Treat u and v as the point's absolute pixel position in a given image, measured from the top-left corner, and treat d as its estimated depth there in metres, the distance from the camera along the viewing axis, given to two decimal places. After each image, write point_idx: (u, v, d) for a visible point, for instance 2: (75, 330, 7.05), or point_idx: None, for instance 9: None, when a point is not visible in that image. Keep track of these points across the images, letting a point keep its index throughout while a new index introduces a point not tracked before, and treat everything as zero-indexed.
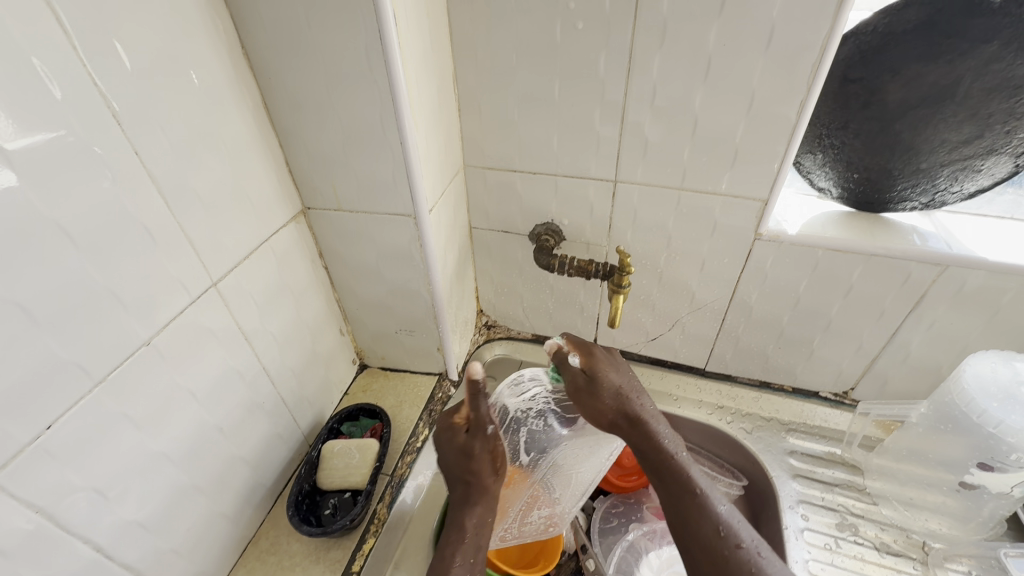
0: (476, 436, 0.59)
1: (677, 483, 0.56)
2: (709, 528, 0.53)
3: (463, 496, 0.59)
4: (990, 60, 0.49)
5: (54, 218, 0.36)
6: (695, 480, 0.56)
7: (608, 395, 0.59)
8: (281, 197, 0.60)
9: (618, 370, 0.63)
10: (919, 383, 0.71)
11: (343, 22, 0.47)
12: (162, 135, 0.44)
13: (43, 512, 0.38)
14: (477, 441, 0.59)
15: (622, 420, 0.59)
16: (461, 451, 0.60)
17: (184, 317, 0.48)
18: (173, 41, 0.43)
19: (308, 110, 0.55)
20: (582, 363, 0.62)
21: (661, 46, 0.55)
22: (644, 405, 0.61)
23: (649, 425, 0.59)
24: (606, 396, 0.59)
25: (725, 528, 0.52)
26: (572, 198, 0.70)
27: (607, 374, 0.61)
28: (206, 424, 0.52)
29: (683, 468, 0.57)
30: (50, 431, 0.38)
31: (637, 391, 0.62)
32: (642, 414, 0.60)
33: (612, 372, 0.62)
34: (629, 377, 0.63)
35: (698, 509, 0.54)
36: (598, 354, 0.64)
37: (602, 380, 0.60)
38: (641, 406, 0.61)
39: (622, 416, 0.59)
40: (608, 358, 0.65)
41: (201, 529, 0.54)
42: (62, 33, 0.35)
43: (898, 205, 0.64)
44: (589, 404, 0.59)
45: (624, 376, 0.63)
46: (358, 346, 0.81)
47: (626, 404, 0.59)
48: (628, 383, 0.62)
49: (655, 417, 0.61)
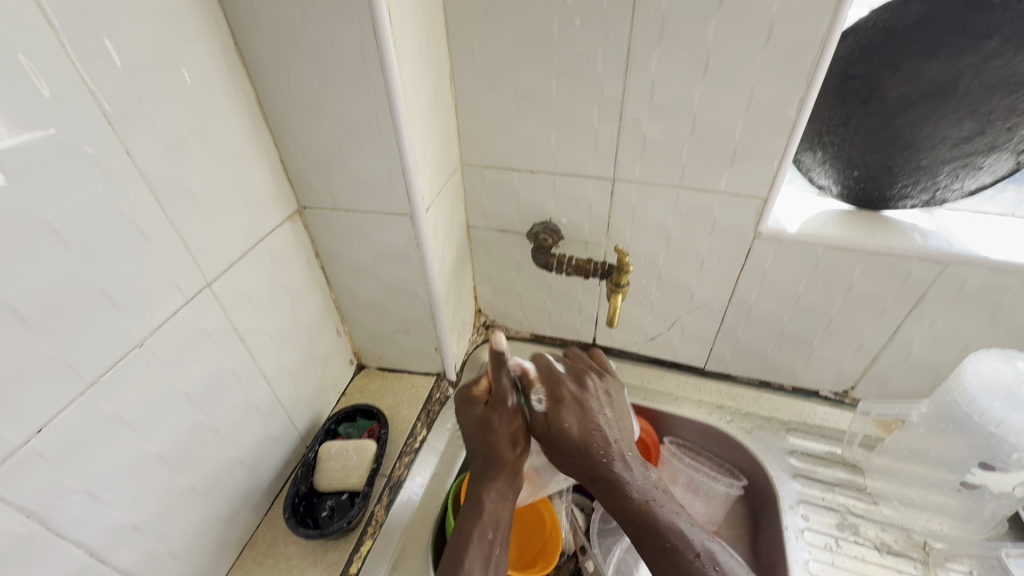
0: (497, 409, 0.60)
1: (649, 530, 0.50)
2: (692, 571, 0.47)
3: (481, 470, 0.58)
4: (990, 56, 0.49)
5: (45, 218, 0.36)
6: (668, 521, 0.51)
7: (568, 433, 0.57)
8: (276, 196, 0.59)
9: (588, 405, 0.59)
10: (919, 382, 0.71)
11: (338, 19, 0.47)
12: (154, 134, 0.43)
13: (35, 516, 0.38)
14: (497, 415, 0.60)
15: (586, 459, 0.55)
16: (481, 423, 0.60)
17: (178, 318, 0.48)
18: (166, 39, 0.43)
19: (303, 107, 0.54)
20: (546, 398, 0.59)
21: (660, 43, 0.54)
22: (609, 440, 0.57)
23: (611, 465, 0.55)
24: (569, 431, 0.57)
25: (712, 563, 0.48)
26: (570, 197, 0.69)
27: (592, 405, 0.59)
28: (201, 426, 0.52)
29: (654, 510, 0.51)
30: (42, 433, 0.38)
31: (601, 425, 0.58)
32: (609, 455, 0.55)
33: (575, 413, 0.58)
34: (614, 424, 0.59)
35: (677, 556, 0.48)
36: (568, 385, 0.61)
37: (553, 414, 0.58)
38: (614, 446, 0.56)
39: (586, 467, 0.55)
40: (578, 393, 0.60)
41: (197, 532, 0.54)
42: (52, 30, 0.35)
43: (899, 202, 0.64)
44: (559, 448, 0.57)
45: (593, 407, 0.59)
46: (356, 346, 0.80)
47: (590, 442, 0.56)
48: (602, 424, 0.58)
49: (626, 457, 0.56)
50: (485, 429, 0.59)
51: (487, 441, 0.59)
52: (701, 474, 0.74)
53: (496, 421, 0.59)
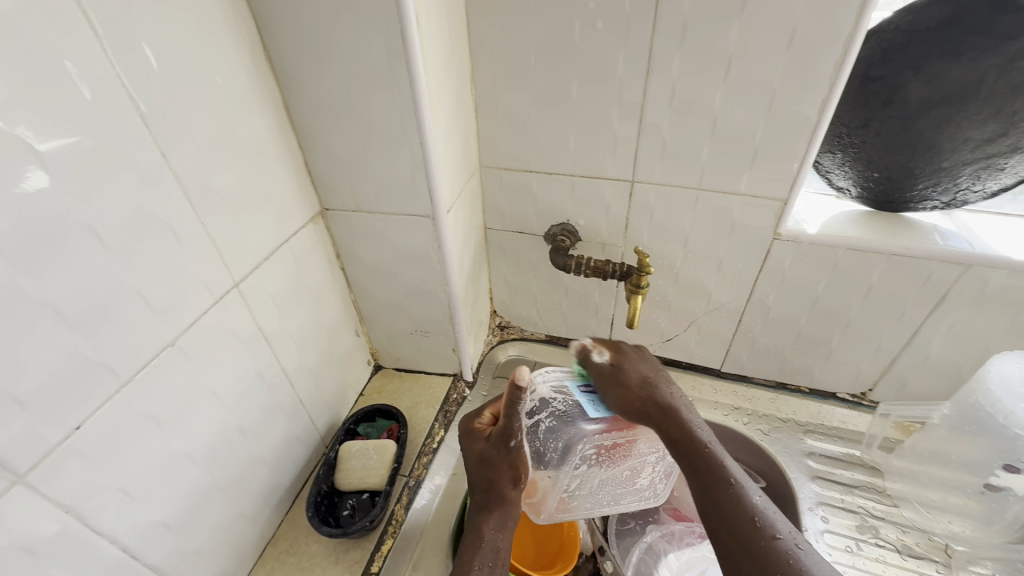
0: (495, 443, 0.57)
1: (706, 467, 0.50)
2: (747, 511, 0.47)
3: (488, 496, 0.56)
4: (1014, 57, 0.49)
5: (85, 220, 0.37)
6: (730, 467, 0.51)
7: (639, 381, 0.57)
8: (299, 198, 0.60)
9: (647, 366, 0.59)
10: (939, 384, 0.71)
11: (365, 23, 0.48)
12: (187, 137, 0.44)
13: (71, 512, 0.39)
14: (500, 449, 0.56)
15: (656, 408, 0.54)
16: (480, 458, 0.57)
17: (207, 318, 0.48)
18: (199, 44, 0.44)
19: (328, 110, 0.55)
20: (612, 354, 0.60)
21: (681, 46, 0.54)
22: (667, 388, 0.58)
23: (686, 415, 0.54)
24: (632, 384, 0.57)
25: (762, 518, 0.47)
26: (588, 198, 0.70)
27: (632, 365, 0.59)
28: (227, 425, 0.52)
29: (719, 459, 0.51)
30: (79, 432, 0.38)
31: (664, 382, 0.59)
32: (678, 407, 0.55)
33: (639, 366, 0.59)
34: (664, 374, 0.60)
35: (733, 494, 0.48)
36: (629, 349, 0.62)
37: (630, 369, 0.58)
38: (677, 399, 0.56)
39: (655, 407, 0.55)
40: (638, 352, 0.63)
41: (222, 530, 0.54)
42: (95, 36, 0.36)
43: (919, 204, 0.63)
44: (617, 393, 0.56)
45: (653, 368, 0.60)
46: (373, 347, 0.81)
47: (659, 394, 0.56)
48: (663, 374, 0.60)
49: (688, 408, 0.56)
50: (488, 464, 0.57)
51: (489, 477, 0.56)
52: None
53: (499, 454, 0.56)
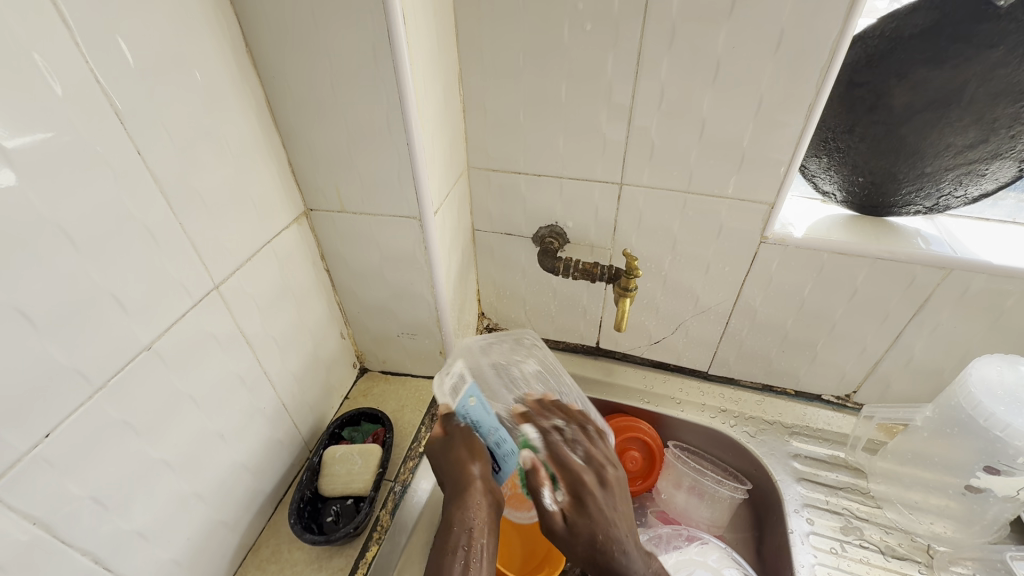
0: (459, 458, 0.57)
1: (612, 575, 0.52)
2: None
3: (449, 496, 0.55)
4: (996, 65, 0.50)
5: (54, 219, 0.35)
6: None
7: (592, 534, 0.53)
8: (283, 198, 0.59)
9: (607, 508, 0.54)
10: (921, 386, 0.72)
11: (351, 21, 0.47)
12: (165, 134, 0.42)
13: (40, 523, 0.37)
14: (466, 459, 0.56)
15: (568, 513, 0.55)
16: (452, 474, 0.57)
17: (185, 321, 0.47)
18: (178, 38, 0.42)
19: (312, 109, 0.54)
20: (570, 496, 0.55)
21: (670, 49, 0.54)
22: (597, 509, 0.55)
23: (616, 563, 0.52)
24: (582, 542, 0.53)
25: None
26: (577, 200, 0.69)
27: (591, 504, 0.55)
28: (206, 430, 0.51)
29: None
30: (48, 439, 0.37)
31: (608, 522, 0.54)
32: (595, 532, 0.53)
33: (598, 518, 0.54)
34: (610, 502, 0.56)
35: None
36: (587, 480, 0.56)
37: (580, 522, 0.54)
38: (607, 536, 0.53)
39: (597, 545, 0.53)
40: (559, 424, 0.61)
41: (201, 538, 0.53)
42: (66, 29, 0.34)
43: (903, 208, 0.64)
44: (565, 541, 0.54)
45: (607, 508, 0.55)
46: (359, 349, 0.80)
47: (587, 528, 0.54)
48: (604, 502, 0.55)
49: (609, 510, 0.55)
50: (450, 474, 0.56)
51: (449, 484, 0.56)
52: (706, 477, 0.74)
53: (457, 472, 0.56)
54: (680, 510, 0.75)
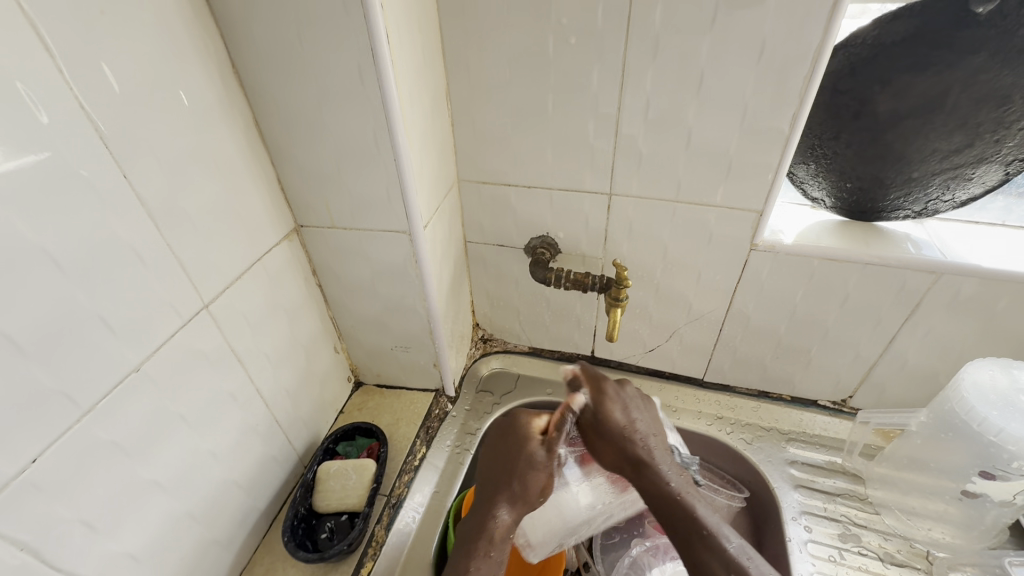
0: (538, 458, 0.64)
1: (678, 520, 0.53)
2: (717, 564, 0.48)
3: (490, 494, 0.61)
4: (978, 70, 0.50)
5: (39, 243, 0.35)
6: (701, 517, 0.53)
7: (616, 431, 0.62)
8: (272, 216, 0.59)
9: (625, 409, 0.64)
10: (917, 389, 0.72)
11: (335, 40, 0.47)
12: (151, 156, 0.43)
13: (29, 548, 0.37)
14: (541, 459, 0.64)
15: (595, 431, 0.63)
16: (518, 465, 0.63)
17: (174, 341, 0.47)
18: (163, 62, 0.43)
19: (299, 126, 0.54)
20: (593, 395, 0.65)
21: (654, 60, 0.55)
22: (659, 463, 0.59)
23: (650, 463, 0.59)
24: (611, 430, 0.62)
25: (733, 569, 0.48)
26: (568, 211, 0.70)
27: (613, 409, 0.64)
28: (198, 449, 0.51)
29: (685, 503, 0.54)
30: (36, 464, 0.37)
31: (649, 450, 0.60)
32: (646, 457, 0.59)
33: (618, 410, 0.64)
34: (653, 435, 0.63)
35: (707, 548, 0.50)
36: (609, 389, 0.66)
37: (612, 422, 0.63)
38: (644, 447, 0.60)
39: (626, 459, 0.60)
40: (619, 393, 0.66)
41: (194, 557, 0.53)
42: (47, 55, 0.35)
43: (891, 213, 0.64)
44: (599, 444, 0.63)
45: (631, 408, 0.65)
46: (353, 363, 0.80)
47: (629, 445, 0.61)
48: (641, 426, 0.63)
49: (659, 456, 0.60)
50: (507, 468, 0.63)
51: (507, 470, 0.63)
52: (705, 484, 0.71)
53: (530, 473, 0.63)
54: None
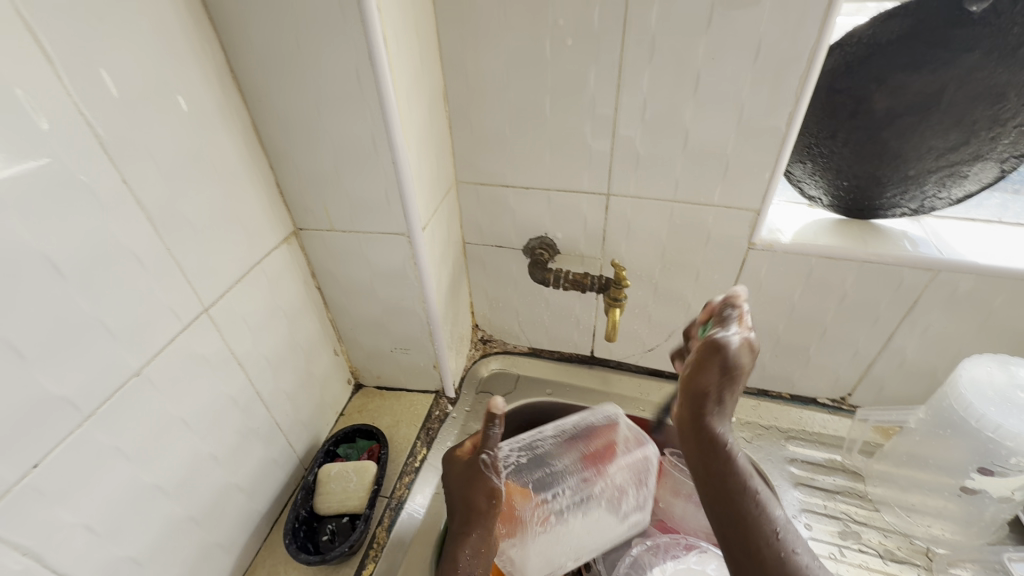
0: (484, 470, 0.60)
1: (730, 478, 0.50)
2: (762, 530, 0.46)
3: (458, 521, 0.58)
4: (973, 68, 0.50)
5: (40, 249, 0.36)
6: (752, 484, 0.50)
7: (707, 390, 0.54)
8: (271, 219, 0.59)
9: (738, 372, 0.54)
10: (915, 386, 0.72)
11: (333, 43, 0.47)
12: (151, 161, 0.43)
13: (31, 553, 0.37)
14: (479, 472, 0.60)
15: (694, 380, 0.55)
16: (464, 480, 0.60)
17: (175, 345, 0.47)
18: (161, 67, 0.43)
19: (298, 130, 0.54)
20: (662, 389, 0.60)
21: (651, 61, 0.55)
22: (720, 416, 0.54)
23: (715, 416, 0.53)
24: (706, 386, 0.54)
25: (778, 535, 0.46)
26: (566, 211, 0.70)
27: (739, 363, 0.53)
28: (199, 452, 0.51)
29: (737, 467, 0.51)
30: (37, 469, 0.37)
31: (721, 409, 0.54)
32: (716, 411, 0.53)
33: (739, 371, 0.54)
34: (709, 431, 0.57)
35: (752, 514, 0.48)
36: (750, 343, 0.55)
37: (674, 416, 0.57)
38: (698, 447, 0.54)
39: (699, 419, 0.53)
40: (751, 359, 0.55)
41: (196, 561, 0.53)
42: (47, 62, 0.35)
43: (888, 211, 0.64)
44: (688, 401, 0.55)
45: (745, 375, 0.55)
46: (353, 366, 0.80)
47: (713, 402, 0.53)
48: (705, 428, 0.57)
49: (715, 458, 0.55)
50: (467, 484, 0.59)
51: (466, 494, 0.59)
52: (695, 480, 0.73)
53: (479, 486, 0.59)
54: (677, 519, 0.73)
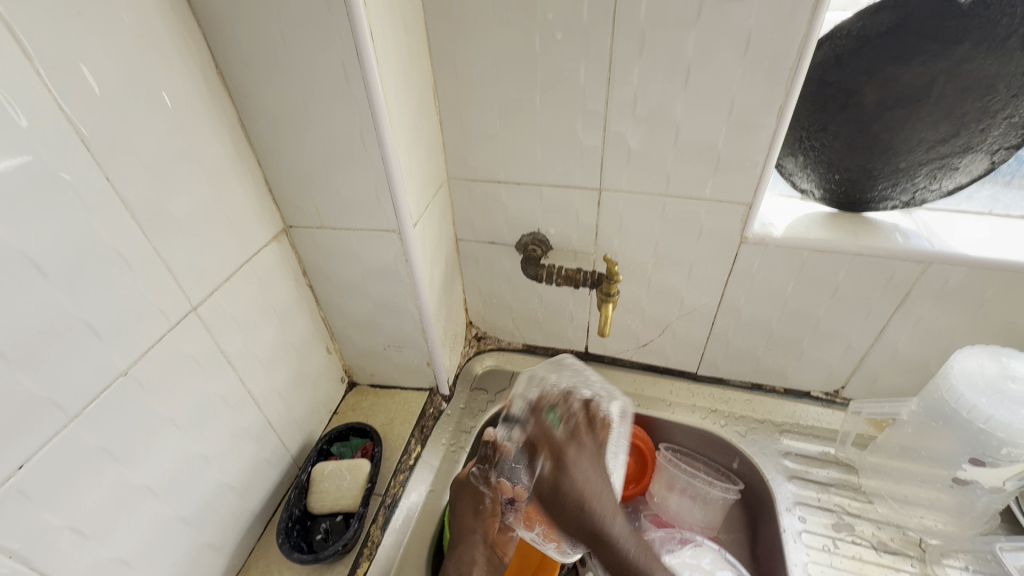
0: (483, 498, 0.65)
1: None
2: None
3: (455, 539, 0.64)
4: (962, 60, 0.50)
5: (21, 248, 0.35)
6: None
7: (570, 503, 0.58)
8: (260, 217, 0.59)
9: (585, 477, 0.59)
10: (908, 379, 0.72)
11: (319, 39, 0.47)
12: (135, 159, 0.42)
13: (18, 556, 0.37)
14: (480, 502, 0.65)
15: (551, 500, 0.59)
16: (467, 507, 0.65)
17: (162, 345, 0.47)
18: (144, 64, 0.42)
19: (287, 126, 0.54)
20: (551, 463, 0.61)
21: (641, 54, 0.55)
22: (613, 526, 0.58)
23: (605, 531, 0.57)
24: (570, 501, 0.58)
25: None
26: (558, 207, 0.70)
27: (573, 477, 0.59)
28: (189, 453, 0.51)
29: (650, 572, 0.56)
30: (22, 471, 0.36)
31: (601, 516, 0.58)
32: (598, 527, 0.57)
33: (580, 474, 0.59)
34: (599, 477, 0.61)
35: None
36: (569, 454, 0.61)
37: (568, 487, 0.58)
38: (596, 508, 0.58)
39: (580, 529, 0.58)
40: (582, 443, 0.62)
41: (187, 561, 0.52)
42: (24, 57, 0.34)
43: (880, 204, 0.64)
44: (556, 514, 0.59)
45: (593, 475, 0.60)
46: (346, 364, 0.80)
47: (581, 515, 0.58)
48: (596, 486, 0.59)
49: (614, 515, 0.58)
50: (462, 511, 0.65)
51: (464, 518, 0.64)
52: (697, 479, 0.74)
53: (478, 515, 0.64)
54: (672, 513, 0.75)
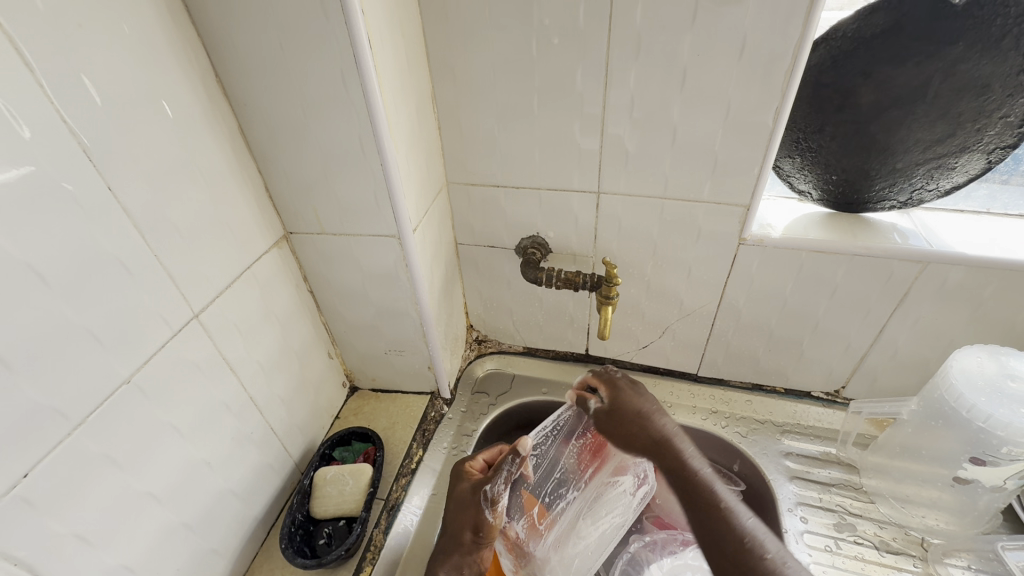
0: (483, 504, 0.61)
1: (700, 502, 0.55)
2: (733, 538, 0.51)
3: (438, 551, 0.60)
4: (957, 60, 0.50)
5: (25, 259, 0.35)
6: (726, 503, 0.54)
7: (630, 419, 0.65)
8: (261, 223, 0.59)
9: (640, 399, 0.66)
10: (908, 378, 0.72)
11: (317, 47, 0.47)
12: (136, 168, 0.43)
13: (23, 564, 0.37)
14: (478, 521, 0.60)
15: (613, 419, 0.66)
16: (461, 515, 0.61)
17: (164, 352, 0.47)
18: (144, 74, 0.43)
19: (286, 133, 0.54)
20: (607, 395, 0.69)
21: (637, 58, 0.55)
22: (681, 443, 0.61)
23: (673, 443, 0.61)
24: (627, 416, 0.65)
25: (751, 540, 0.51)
26: (557, 210, 0.70)
27: (626, 399, 0.67)
28: (192, 458, 0.51)
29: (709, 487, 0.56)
30: (28, 479, 0.37)
31: (664, 427, 0.63)
32: (668, 440, 0.61)
33: (636, 400, 0.67)
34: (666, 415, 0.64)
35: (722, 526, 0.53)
36: (621, 383, 0.69)
37: (624, 407, 0.66)
38: (661, 421, 0.64)
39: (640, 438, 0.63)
40: (631, 385, 0.69)
41: (191, 567, 0.53)
42: (26, 70, 0.35)
43: (877, 204, 0.65)
44: (621, 433, 0.65)
45: (651, 401, 0.67)
46: (348, 369, 0.80)
47: (649, 424, 0.63)
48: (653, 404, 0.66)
49: (678, 435, 0.62)
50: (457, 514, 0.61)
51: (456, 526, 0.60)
52: None
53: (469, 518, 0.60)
54: None
